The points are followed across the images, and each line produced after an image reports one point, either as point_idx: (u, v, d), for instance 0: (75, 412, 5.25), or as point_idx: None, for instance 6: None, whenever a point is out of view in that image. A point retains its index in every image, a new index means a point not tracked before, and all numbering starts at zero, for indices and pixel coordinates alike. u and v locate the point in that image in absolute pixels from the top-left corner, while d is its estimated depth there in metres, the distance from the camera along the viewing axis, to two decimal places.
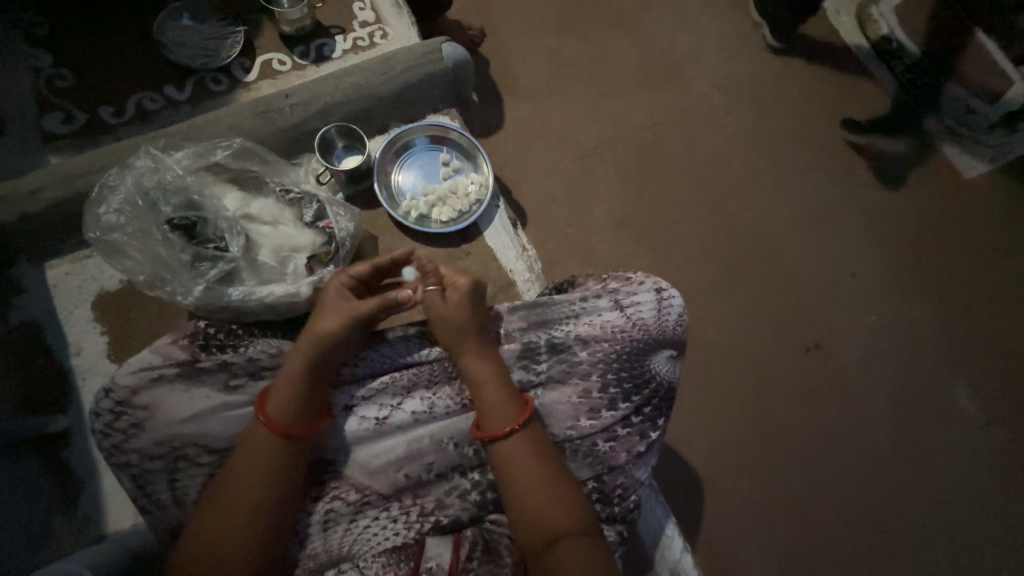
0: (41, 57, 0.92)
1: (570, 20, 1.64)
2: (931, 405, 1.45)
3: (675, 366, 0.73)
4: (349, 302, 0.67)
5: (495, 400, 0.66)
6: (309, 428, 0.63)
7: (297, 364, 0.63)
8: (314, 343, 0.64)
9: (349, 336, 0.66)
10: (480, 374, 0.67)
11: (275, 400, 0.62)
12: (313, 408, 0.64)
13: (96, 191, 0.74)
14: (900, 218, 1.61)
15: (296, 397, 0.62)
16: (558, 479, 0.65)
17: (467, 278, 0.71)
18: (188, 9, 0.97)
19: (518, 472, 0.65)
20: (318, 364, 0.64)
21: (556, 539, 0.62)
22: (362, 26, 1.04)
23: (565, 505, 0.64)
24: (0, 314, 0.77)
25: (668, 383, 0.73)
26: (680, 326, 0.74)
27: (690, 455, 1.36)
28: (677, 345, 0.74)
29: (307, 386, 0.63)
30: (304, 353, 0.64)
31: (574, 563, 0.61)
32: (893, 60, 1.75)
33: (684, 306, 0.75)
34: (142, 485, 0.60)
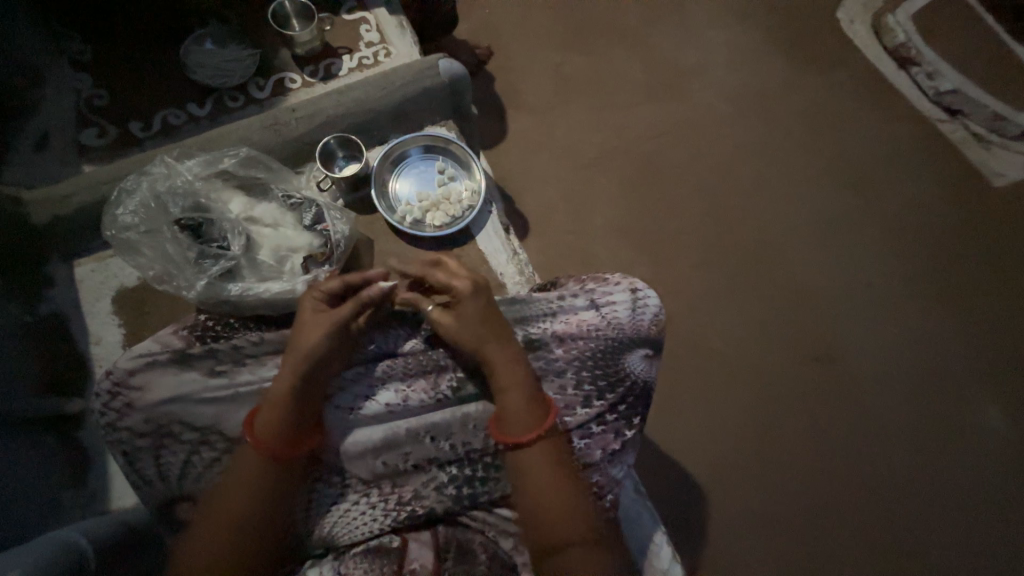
0: (83, 79, 1.03)
1: (575, 37, 1.69)
2: (955, 422, 1.37)
3: (651, 364, 0.73)
4: (330, 318, 0.69)
5: (519, 408, 0.67)
6: (296, 448, 0.65)
7: (286, 386, 0.66)
8: (298, 360, 0.66)
9: (331, 350, 0.68)
10: (507, 379, 0.68)
11: (263, 418, 0.65)
12: (305, 425, 0.66)
13: (116, 194, 0.82)
14: (918, 226, 1.55)
15: (278, 418, 0.65)
16: (564, 485, 0.66)
17: (464, 280, 0.72)
18: (212, 36, 1.06)
19: (530, 477, 0.67)
20: (304, 383, 0.66)
21: (558, 547, 0.64)
22: (368, 46, 1.11)
23: (568, 511, 0.65)
24: (30, 305, 0.84)
25: (643, 382, 0.74)
26: (656, 325, 0.75)
27: (691, 467, 1.32)
28: (653, 343, 0.74)
29: (291, 405, 0.65)
30: (294, 375, 0.66)
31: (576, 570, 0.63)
32: (912, 67, 1.71)
33: (660, 306, 0.76)
34: (131, 461, 0.65)
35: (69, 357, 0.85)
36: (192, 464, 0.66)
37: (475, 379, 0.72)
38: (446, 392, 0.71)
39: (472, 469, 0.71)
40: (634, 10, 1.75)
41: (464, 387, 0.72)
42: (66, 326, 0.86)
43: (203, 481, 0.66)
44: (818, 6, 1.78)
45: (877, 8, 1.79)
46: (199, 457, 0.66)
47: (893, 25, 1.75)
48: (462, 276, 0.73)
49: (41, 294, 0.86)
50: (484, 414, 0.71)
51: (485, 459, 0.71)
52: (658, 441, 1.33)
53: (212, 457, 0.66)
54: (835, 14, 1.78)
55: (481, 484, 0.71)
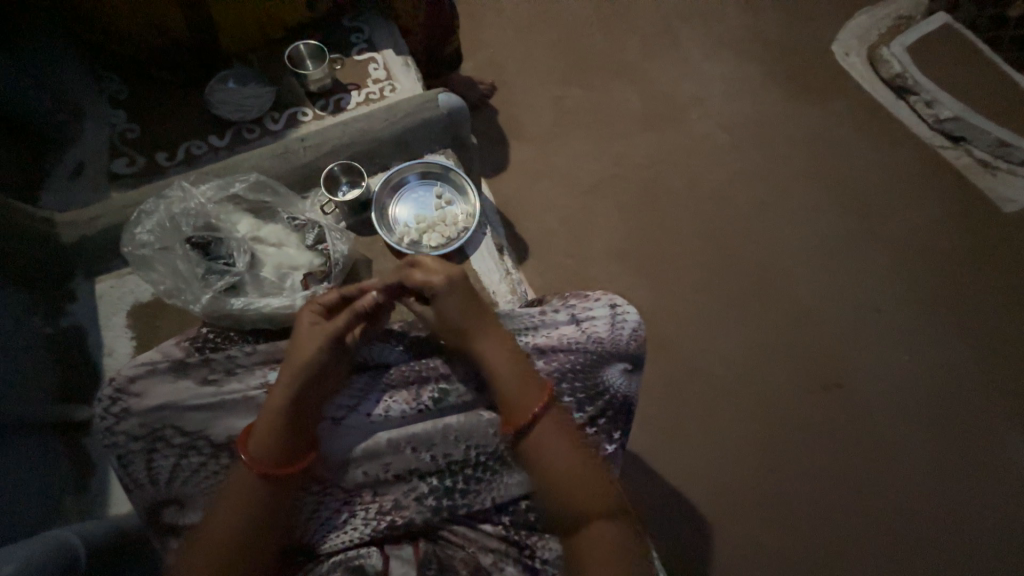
0: (118, 115, 1.13)
1: (576, 72, 1.78)
2: (972, 453, 1.32)
3: (630, 378, 0.76)
4: (324, 331, 0.72)
5: (514, 393, 0.70)
6: (287, 469, 0.65)
7: (279, 405, 0.67)
8: (292, 378, 0.68)
9: (325, 364, 0.71)
10: (498, 370, 0.72)
11: (256, 437, 0.66)
12: (294, 447, 0.67)
13: (135, 215, 0.89)
14: (925, 251, 1.54)
15: (269, 438, 0.66)
16: (581, 460, 0.69)
17: (441, 277, 0.75)
18: (234, 77, 1.17)
19: (547, 457, 0.69)
20: (295, 402, 0.67)
21: (585, 523, 0.67)
22: (375, 82, 1.20)
23: (595, 490, 0.68)
24: (53, 318, 0.91)
25: (622, 396, 0.76)
26: (635, 340, 0.77)
27: (694, 496, 1.28)
28: (632, 358, 0.77)
29: (283, 424, 0.66)
30: (287, 394, 0.67)
31: (603, 541, 0.66)
32: (911, 96, 1.73)
33: (639, 321, 0.78)
34: (124, 463, 0.68)
35: (85, 367, 0.90)
36: (181, 467, 0.69)
37: (456, 389, 0.75)
38: (427, 403, 0.74)
39: (452, 481, 0.73)
40: (633, 46, 1.83)
41: (445, 399, 0.74)
42: (84, 339, 0.92)
43: (189, 484, 0.68)
44: (813, 40, 1.83)
45: (873, 40, 1.83)
46: (187, 461, 0.69)
47: (888, 57, 1.79)
48: (438, 274, 0.76)
49: (62, 309, 0.93)
50: (465, 427, 0.73)
51: (465, 471, 0.73)
52: (659, 468, 1.30)
53: (199, 461, 0.69)
54: (831, 47, 1.82)
55: (461, 495, 0.72)
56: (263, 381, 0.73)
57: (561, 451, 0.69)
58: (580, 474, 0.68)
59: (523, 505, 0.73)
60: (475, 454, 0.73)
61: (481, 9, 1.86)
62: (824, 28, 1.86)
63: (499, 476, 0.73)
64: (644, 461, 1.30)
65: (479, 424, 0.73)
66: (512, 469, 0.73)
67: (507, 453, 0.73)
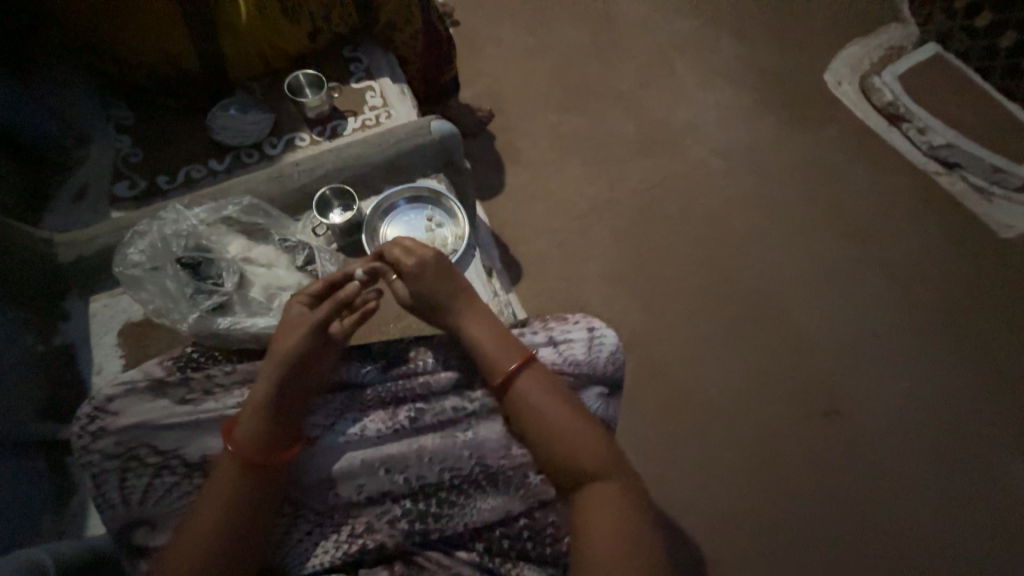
0: (123, 140, 1.18)
1: (571, 98, 1.81)
2: (980, 485, 1.28)
3: (606, 402, 0.78)
4: (310, 318, 0.75)
5: (501, 359, 0.73)
6: (273, 455, 0.67)
7: (266, 388, 0.69)
8: (279, 363, 0.71)
9: (312, 349, 0.73)
10: (483, 342, 0.75)
11: (244, 426, 0.68)
12: (279, 437, 0.69)
13: (129, 235, 0.91)
14: (923, 277, 1.52)
15: (257, 425, 0.68)
16: (577, 419, 0.70)
17: (414, 261, 0.81)
18: (235, 104, 1.21)
19: (543, 419, 0.69)
20: (281, 390, 0.70)
21: (589, 478, 0.67)
22: (371, 109, 1.24)
23: (594, 445, 0.68)
24: (46, 335, 0.92)
25: (600, 418, 0.79)
26: (612, 364, 0.78)
27: (691, 528, 1.24)
28: (609, 382, 0.79)
29: (270, 412, 0.68)
30: (275, 377, 0.70)
31: (606, 498, 0.66)
32: (903, 124, 1.75)
33: (615, 345, 0.79)
34: (97, 483, 0.68)
35: (72, 385, 0.91)
36: (154, 487, 0.69)
37: (432, 408, 0.75)
38: (403, 422, 0.74)
39: (425, 504, 0.72)
40: (628, 74, 1.86)
41: (421, 419, 0.74)
42: (75, 357, 0.93)
43: (163, 504, 0.69)
44: (806, 69, 1.86)
45: (865, 69, 1.86)
46: (161, 481, 0.69)
47: (879, 86, 1.82)
48: (411, 257, 0.81)
49: (56, 326, 0.94)
50: (440, 448, 0.73)
51: (440, 494, 0.73)
52: (654, 498, 1.26)
53: (173, 480, 0.69)
54: (823, 76, 1.85)
55: (434, 520, 0.72)
56: (240, 400, 0.73)
57: (556, 411, 0.70)
58: (575, 434, 0.69)
59: (498, 532, 0.73)
60: (450, 476, 0.73)
61: (479, 39, 1.91)
62: (817, 57, 1.88)
63: (474, 500, 0.73)
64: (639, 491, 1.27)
65: (453, 446, 0.73)
66: (486, 493, 0.73)
67: (482, 476, 0.73)
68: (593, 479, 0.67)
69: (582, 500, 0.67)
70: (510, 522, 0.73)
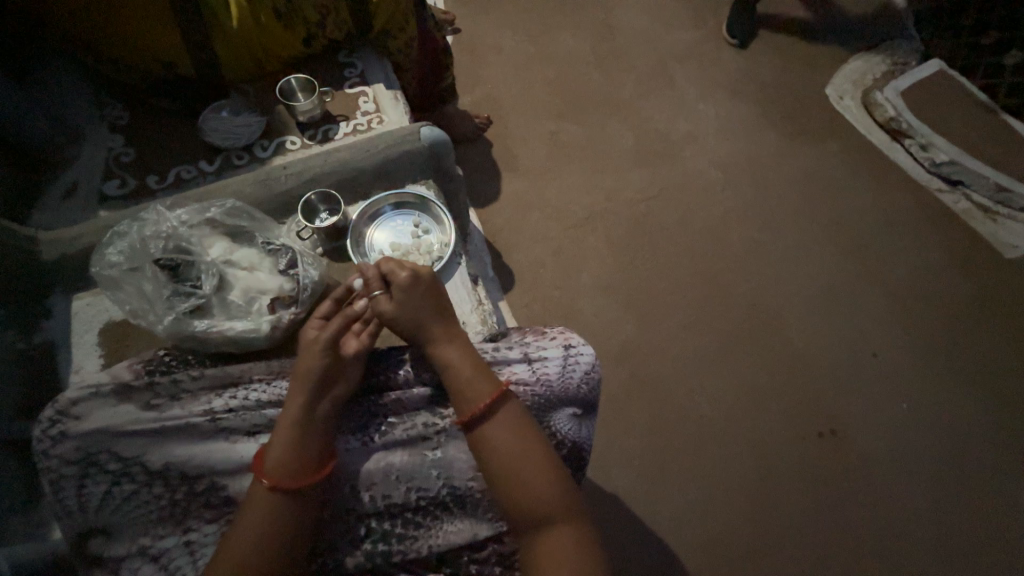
0: (115, 139, 1.18)
1: (570, 107, 1.79)
2: (979, 512, 1.24)
3: (577, 423, 0.79)
4: (325, 335, 0.74)
5: (471, 384, 0.72)
6: (308, 479, 0.68)
7: (296, 411, 0.69)
8: (304, 384, 0.71)
9: (331, 367, 0.72)
10: (457, 365, 0.74)
11: (273, 455, 0.68)
12: (311, 459, 0.68)
13: (108, 236, 0.91)
14: (924, 295, 1.49)
15: (286, 448, 0.68)
16: (543, 453, 0.70)
17: (404, 273, 0.77)
18: (228, 106, 1.22)
19: (505, 453, 0.69)
20: (307, 411, 0.70)
21: (550, 520, 0.67)
22: (364, 114, 1.23)
23: (557, 486, 0.68)
24: (26, 333, 0.91)
25: (572, 441, 0.79)
26: (585, 384, 0.79)
27: (677, 546, 1.21)
28: (582, 403, 0.80)
29: (301, 434, 0.69)
30: (304, 399, 0.70)
31: (565, 543, 0.66)
32: (906, 140, 1.72)
33: (591, 365, 0.81)
34: (56, 488, 0.69)
35: (50, 383, 0.89)
36: (111, 495, 0.70)
37: (402, 423, 0.75)
38: (374, 435, 0.75)
39: (391, 524, 0.72)
40: (628, 84, 1.84)
41: (391, 433, 0.75)
42: (54, 355, 0.92)
43: (119, 513, 0.69)
44: (808, 83, 1.84)
45: (868, 84, 1.83)
46: (119, 489, 0.70)
47: (881, 101, 1.79)
48: (403, 269, 0.78)
49: (37, 325, 0.93)
50: (408, 466, 0.73)
51: (406, 514, 0.73)
52: (641, 514, 1.24)
53: (132, 488, 0.70)
54: (825, 91, 1.83)
55: (398, 541, 0.72)
56: (205, 408, 0.74)
57: (511, 450, 0.69)
58: (537, 471, 0.69)
59: (464, 556, 0.73)
60: (416, 497, 0.73)
61: (479, 47, 1.91)
62: (820, 72, 1.86)
63: (441, 522, 0.73)
64: (626, 506, 1.24)
65: (422, 464, 0.74)
66: (454, 515, 0.73)
67: (450, 498, 0.73)
68: (550, 522, 0.67)
69: (539, 542, 0.67)
70: (478, 547, 0.73)
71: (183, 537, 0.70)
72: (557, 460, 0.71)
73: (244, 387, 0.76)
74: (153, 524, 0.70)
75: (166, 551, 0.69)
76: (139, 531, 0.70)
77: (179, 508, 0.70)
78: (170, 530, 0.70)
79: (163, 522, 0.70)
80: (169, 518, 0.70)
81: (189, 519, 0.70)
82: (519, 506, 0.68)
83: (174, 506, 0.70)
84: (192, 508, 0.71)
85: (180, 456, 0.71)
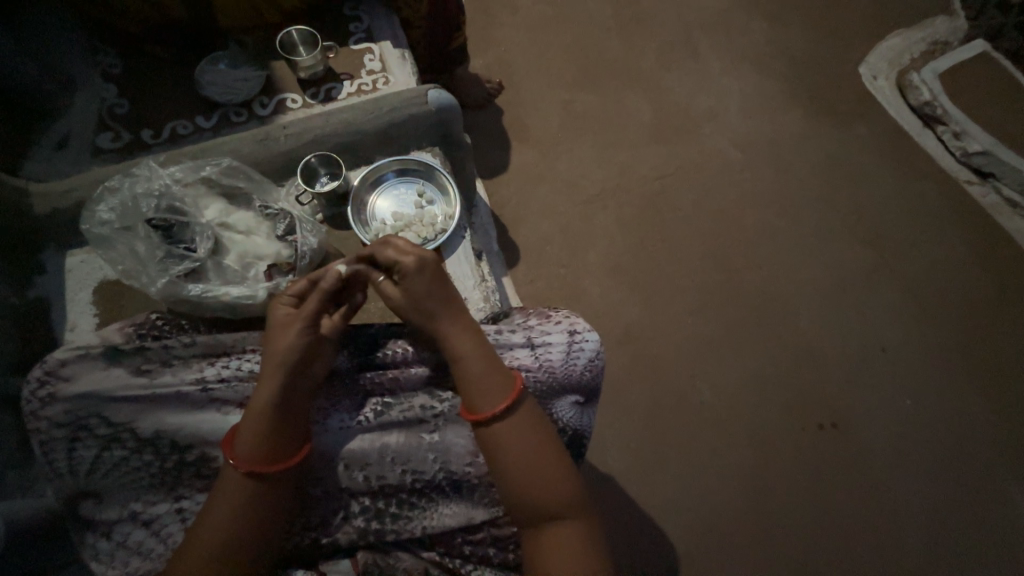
0: (109, 90, 1.12)
1: (586, 75, 1.69)
2: (972, 510, 1.24)
3: (579, 410, 0.77)
4: (299, 314, 0.70)
5: (474, 375, 0.69)
6: (288, 465, 0.66)
7: (266, 398, 0.66)
8: (277, 369, 0.67)
9: (306, 350, 0.69)
10: (457, 352, 0.71)
11: (244, 441, 0.65)
12: (281, 446, 0.66)
13: (99, 192, 0.88)
14: (941, 291, 1.44)
15: (260, 437, 0.65)
16: (545, 446, 0.68)
17: (404, 255, 0.73)
18: (227, 59, 1.15)
19: (505, 447, 0.67)
20: (280, 398, 0.66)
21: (550, 515, 0.66)
22: (369, 74, 1.16)
23: (559, 480, 0.67)
24: (20, 289, 0.89)
25: (573, 428, 0.78)
26: (588, 371, 0.77)
27: (668, 527, 1.22)
28: (584, 391, 0.78)
29: (276, 421, 0.66)
30: (275, 386, 0.66)
31: (566, 540, 0.65)
32: (938, 126, 1.62)
33: (596, 353, 0.78)
34: (46, 449, 0.69)
35: (42, 341, 0.87)
36: (101, 460, 0.69)
37: (399, 404, 0.74)
38: (369, 415, 0.73)
39: (384, 503, 0.72)
40: (649, 53, 1.73)
41: (386, 413, 0.73)
42: (48, 312, 0.90)
43: (109, 478, 0.69)
44: (841, 61, 1.73)
45: (904, 65, 1.72)
46: (109, 454, 0.69)
47: (918, 83, 1.66)
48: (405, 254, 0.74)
49: (30, 280, 0.91)
50: (403, 447, 0.72)
51: (400, 495, 0.72)
52: (635, 495, 1.24)
53: (122, 455, 0.69)
54: (858, 69, 1.72)
55: (391, 521, 0.71)
56: (197, 376, 0.72)
57: (514, 445, 0.67)
58: (538, 465, 0.67)
59: (458, 538, 0.73)
60: (411, 479, 0.72)
61: (494, 6, 1.79)
62: (855, 49, 1.75)
63: (435, 505, 0.73)
64: (621, 489, 1.24)
65: (418, 447, 0.72)
66: (449, 499, 0.73)
67: (445, 482, 0.73)
68: (552, 518, 0.66)
69: (539, 536, 0.66)
70: (473, 529, 0.73)
71: (175, 505, 0.70)
72: (560, 451, 0.69)
73: (237, 358, 0.74)
74: (144, 491, 0.70)
75: (158, 518, 0.70)
76: (131, 497, 0.70)
77: (170, 476, 0.70)
78: (162, 498, 0.70)
79: (154, 489, 0.70)
80: (160, 485, 0.70)
81: (181, 487, 0.70)
82: (523, 499, 0.66)
83: (165, 474, 0.70)
84: (183, 477, 0.71)
85: (171, 424, 0.70)
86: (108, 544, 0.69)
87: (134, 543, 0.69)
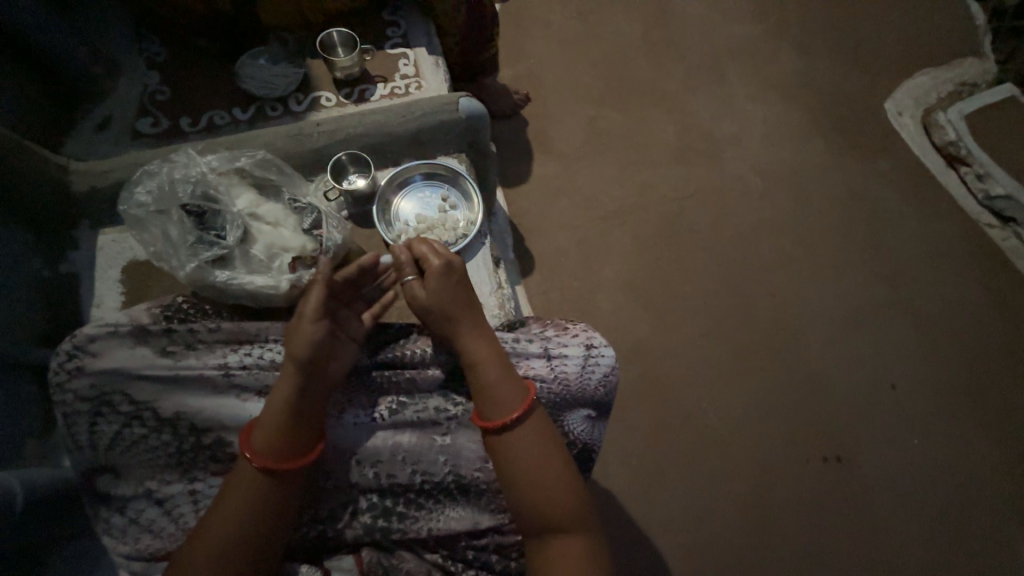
0: (151, 77, 1.16)
1: (612, 93, 1.72)
2: (976, 558, 1.21)
3: (590, 424, 0.78)
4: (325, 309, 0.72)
5: (489, 381, 0.70)
6: (302, 459, 0.67)
7: (287, 389, 0.67)
8: (298, 363, 0.68)
9: (328, 344, 0.71)
10: (474, 357, 0.72)
11: (260, 433, 0.66)
12: (297, 440, 0.67)
13: (138, 175, 0.90)
14: (956, 332, 1.43)
15: (278, 429, 0.66)
16: (555, 457, 0.68)
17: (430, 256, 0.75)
18: (267, 55, 1.19)
19: (516, 456, 0.68)
20: (299, 391, 0.68)
21: (556, 527, 0.66)
22: (402, 78, 1.19)
23: (567, 492, 0.67)
24: (53, 261, 0.91)
25: (583, 442, 0.78)
26: (602, 386, 0.78)
27: (663, 548, 1.21)
28: (596, 405, 0.78)
29: (294, 414, 0.67)
30: (296, 379, 0.68)
31: (570, 553, 0.65)
32: (962, 167, 1.62)
33: (610, 369, 0.79)
34: (69, 421, 0.71)
35: (68, 314, 0.90)
36: (121, 436, 0.71)
37: (414, 404, 0.75)
38: (383, 413, 0.74)
39: (392, 501, 0.73)
40: (676, 75, 1.75)
41: (401, 412, 0.74)
42: (76, 287, 0.92)
43: (127, 454, 0.71)
44: (867, 95, 1.73)
45: (931, 104, 1.72)
46: (129, 431, 0.71)
47: (943, 123, 1.68)
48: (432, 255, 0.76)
49: (64, 254, 0.93)
50: (415, 447, 0.73)
51: (409, 494, 0.73)
52: (633, 512, 1.24)
53: (141, 432, 0.71)
54: (884, 105, 1.72)
55: (398, 520, 0.72)
56: (220, 362, 0.74)
57: (524, 454, 0.68)
58: (548, 476, 0.67)
59: (463, 542, 0.73)
60: (420, 480, 0.73)
61: (526, 20, 1.83)
62: (882, 85, 1.75)
63: (442, 507, 0.73)
64: (619, 506, 1.24)
65: (429, 448, 0.73)
66: (456, 502, 0.73)
67: (454, 485, 0.73)
68: (558, 529, 0.66)
69: (544, 546, 0.66)
70: (478, 534, 0.73)
71: (188, 486, 0.71)
72: (569, 464, 0.69)
73: (260, 346, 0.76)
74: (160, 469, 0.71)
75: (170, 497, 0.71)
76: (147, 474, 0.71)
77: (186, 457, 0.72)
78: (176, 478, 0.72)
79: (169, 469, 0.71)
80: (175, 465, 0.72)
81: (195, 469, 0.72)
82: (530, 509, 0.66)
83: (181, 455, 0.72)
84: (199, 459, 0.72)
85: (192, 407, 0.72)
86: (121, 520, 0.70)
87: (145, 520, 0.70)
